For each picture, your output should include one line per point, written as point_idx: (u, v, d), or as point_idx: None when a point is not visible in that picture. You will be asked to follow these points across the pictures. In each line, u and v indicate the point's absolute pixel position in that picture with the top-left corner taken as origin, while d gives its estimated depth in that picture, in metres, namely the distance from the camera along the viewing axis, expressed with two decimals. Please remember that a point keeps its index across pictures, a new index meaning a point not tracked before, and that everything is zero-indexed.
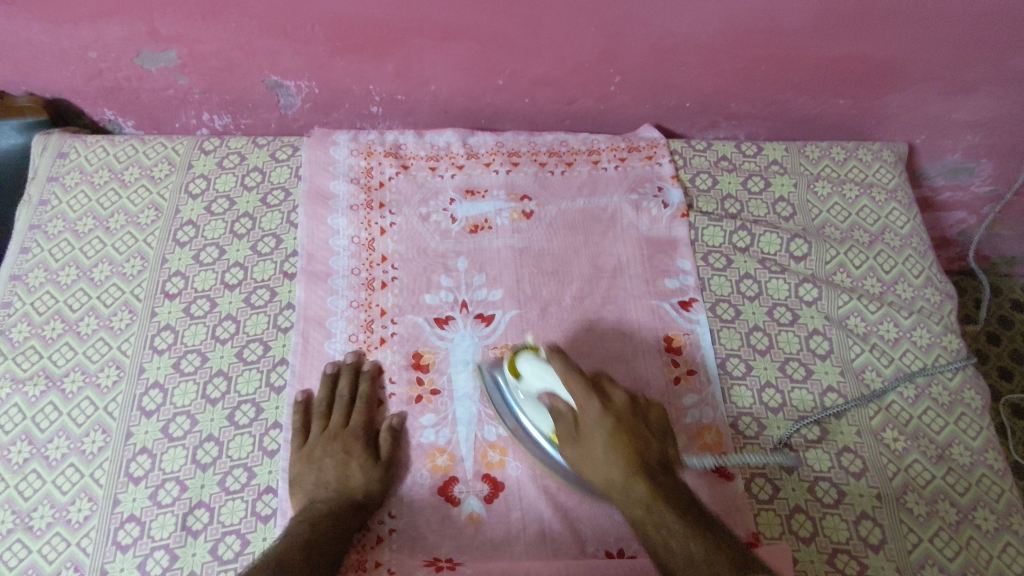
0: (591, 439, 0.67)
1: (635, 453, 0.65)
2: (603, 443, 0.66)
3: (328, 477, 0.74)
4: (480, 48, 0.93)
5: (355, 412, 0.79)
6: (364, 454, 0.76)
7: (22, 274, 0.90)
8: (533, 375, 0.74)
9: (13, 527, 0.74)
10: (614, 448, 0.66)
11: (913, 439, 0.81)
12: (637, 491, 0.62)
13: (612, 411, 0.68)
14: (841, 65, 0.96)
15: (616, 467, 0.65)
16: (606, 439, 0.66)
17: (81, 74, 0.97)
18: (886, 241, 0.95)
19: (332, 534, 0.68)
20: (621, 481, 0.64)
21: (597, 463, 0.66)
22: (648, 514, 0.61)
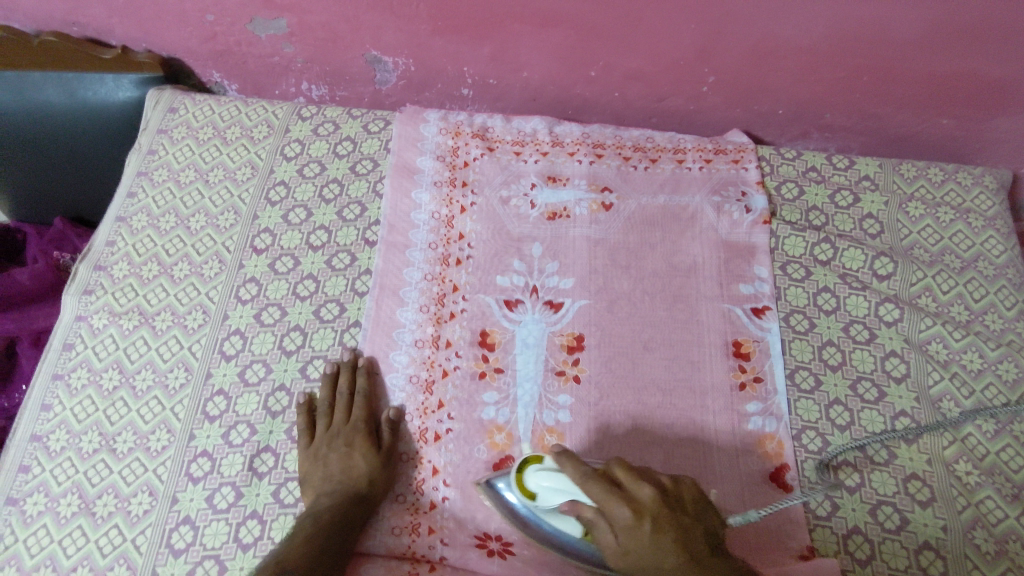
0: (634, 547, 0.59)
1: (681, 545, 0.59)
2: (650, 541, 0.59)
3: (333, 471, 0.75)
4: (577, 38, 0.94)
5: (356, 406, 0.80)
6: (365, 447, 0.77)
7: (127, 217, 0.96)
8: (548, 491, 0.65)
9: (99, 447, 0.80)
10: (660, 550, 0.59)
11: (988, 474, 0.78)
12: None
13: (646, 520, 0.59)
14: (949, 82, 0.92)
15: (672, 557, 0.59)
16: (649, 546, 0.59)
17: (197, 35, 1.03)
18: (978, 269, 0.91)
19: (334, 528, 0.70)
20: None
21: (640, 562, 0.59)
22: None
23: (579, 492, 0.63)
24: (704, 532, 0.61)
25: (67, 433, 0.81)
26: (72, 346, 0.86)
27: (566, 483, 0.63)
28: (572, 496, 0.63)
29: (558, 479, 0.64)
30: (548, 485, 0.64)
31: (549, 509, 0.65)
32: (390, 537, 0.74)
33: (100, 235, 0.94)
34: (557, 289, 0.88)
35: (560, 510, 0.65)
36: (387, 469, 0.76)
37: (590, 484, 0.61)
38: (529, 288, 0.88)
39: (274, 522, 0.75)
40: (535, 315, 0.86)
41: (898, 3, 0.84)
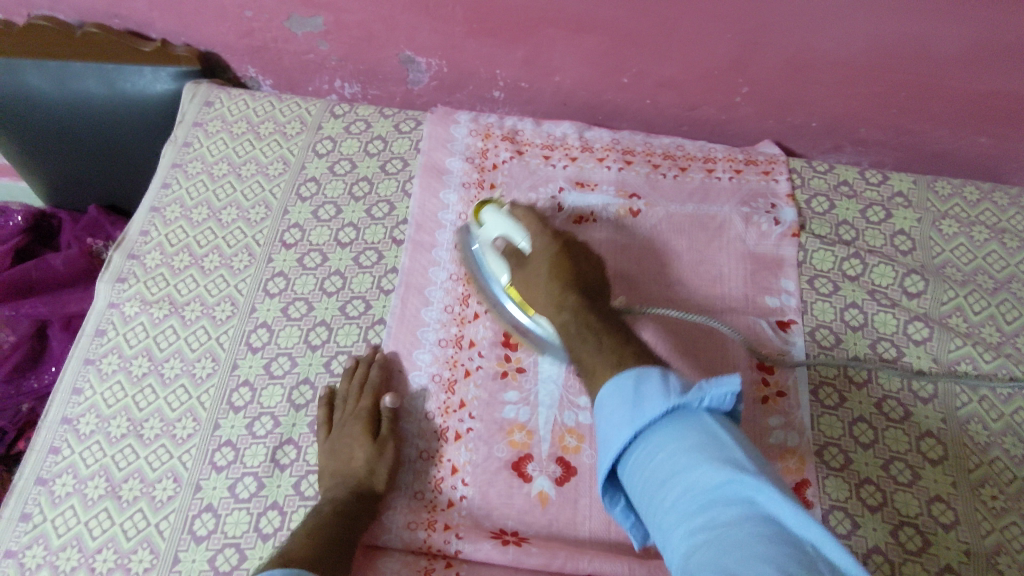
0: (535, 282, 0.77)
1: (569, 266, 0.75)
2: (545, 263, 0.76)
3: (340, 464, 0.76)
4: (611, 44, 0.94)
5: (363, 396, 0.80)
6: (366, 436, 0.77)
7: (161, 207, 0.97)
8: (491, 222, 0.82)
9: (126, 432, 0.81)
10: (554, 260, 0.76)
11: (1015, 499, 0.77)
12: (568, 301, 0.71)
13: (557, 242, 0.77)
14: (989, 100, 0.91)
15: (552, 285, 0.74)
16: (549, 262, 0.76)
17: (235, 31, 1.04)
18: (1013, 290, 0.89)
19: (338, 519, 0.70)
20: (556, 292, 0.73)
21: (540, 281, 0.76)
22: (574, 321, 0.69)
23: (513, 227, 0.80)
24: (593, 279, 0.76)
25: (96, 417, 0.83)
26: (104, 332, 0.88)
27: (510, 220, 0.80)
28: (506, 232, 0.81)
29: (501, 220, 0.81)
30: (498, 216, 0.81)
31: (489, 238, 0.82)
32: (406, 533, 0.74)
33: (134, 225, 0.96)
34: None
35: (495, 243, 0.82)
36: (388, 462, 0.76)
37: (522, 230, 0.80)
38: None
39: (294, 514, 0.76)
40: None
41: (941, 19, 0.83)
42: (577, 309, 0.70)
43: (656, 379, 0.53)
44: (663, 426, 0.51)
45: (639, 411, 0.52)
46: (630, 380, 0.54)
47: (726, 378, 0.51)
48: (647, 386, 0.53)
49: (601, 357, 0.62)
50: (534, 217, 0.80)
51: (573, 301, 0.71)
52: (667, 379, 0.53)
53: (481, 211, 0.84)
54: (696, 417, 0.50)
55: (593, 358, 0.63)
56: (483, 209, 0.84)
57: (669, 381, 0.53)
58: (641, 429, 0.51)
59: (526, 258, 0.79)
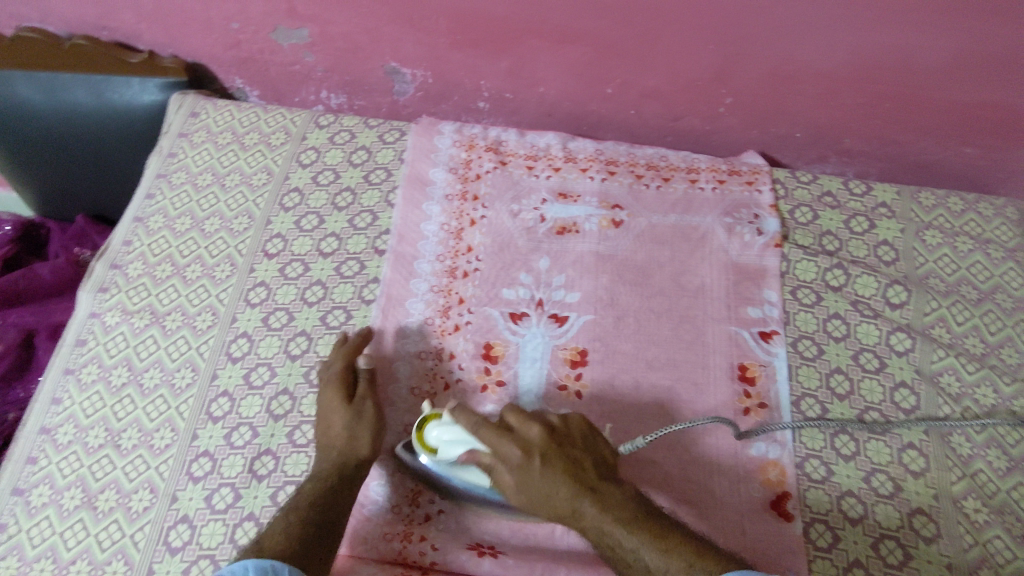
0: (529, 483, 0.70)
1: (568, 469, 0.70)
2: (539, 469, 0.70)
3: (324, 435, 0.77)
4: (594, 55, 0.94)
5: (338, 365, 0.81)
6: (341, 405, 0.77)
7: (145, 217, 0.98)
8: (447, 439, 0.72)
9: (104, 442, 0.81)
10: (549, 470, 0.70)
11: (997, 512, 0.76)
12: (586, 508, 0.69)
13: (535, 454, 0.70)
14: (974, 111, 0.91)
15: (563, 491, 0.69)
16: (541, 475, 0.70)
17: (222, 42, 1.05)
18: (996, 301, 0.89)
19: (319, 497, 0.72)
20: (566, 505, 0.69)
21: (541, 492, 0.70)
22: (607, 538, 0.68)
23: (473, 440, 0.72)
24: (595, 466, 0.72)
25: (74, 427, 0.82)
26: (84, 341, 0.88)
27: (466, 432, 0.72)
28: (466, 444, 0.72)
29: (455, 432, 0.72)
30: (453, 432, 0.72)
31: (447, 460, 0.73)
32: (383, 544, 0.74)
33: (118, 234, 0.96)
34: (562, 302, 0.88)
35: (458, 459, 0.73)
36: (368, 423, 0.76)
37: (483, 430, 0.71)
38: (534, 302, 0.88)
39: None
40: (540, 329, 0.86)
41: (924, 31, 0.83)
42: (601, 515, 0.68)
43: None
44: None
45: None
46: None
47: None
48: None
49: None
50: (488, 427, 0.72)
51: (596, 508, 0.69)
52: None
53: (427, 431, 0.74)
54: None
55: None
56: (430, 429, 0.74)
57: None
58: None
59: (506, 468, 0.70)
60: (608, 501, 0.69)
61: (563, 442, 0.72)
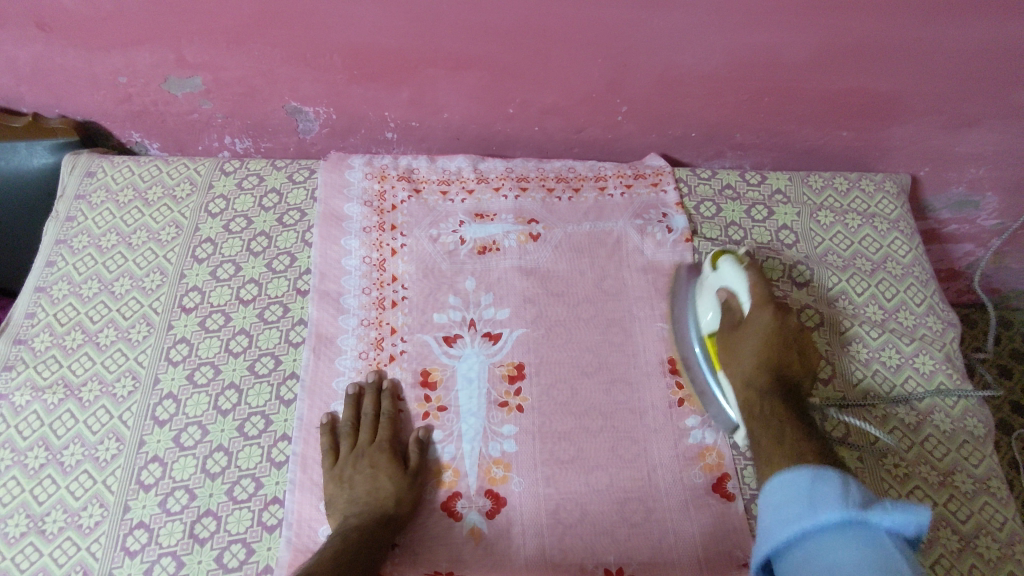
0: (747, 340, 0.78)
1: (774, 360, 0.77)
2: (757, 343, 0.77)
3: (362, 494, 0.75)
4: (491, 78, 0.97)
5: (382, 427, 0.80)
6: (392, 467, 0.77)
7: (46, 287, 0.93)
8: (726, 273, 0.81)
9: (26, 530, 0.76)
10: (760, 347, 0.77)
11: (915, 464, 0.82)
12: (760, 379, 0.76)
13: (780, 322, 0.78)
14: (843, 98, 0.99)
15: (751, 361, 0.77)
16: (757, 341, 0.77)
17: (112, 98, 1.02)
18: (888, 269, 0.96)
19: (363, 543, 0.69)
20: (750, 370, 0.77)
21: (743, 357, 0.78)
22: (760, 412, 0.73)
23: (743, 286, 0.80)
24: (795, 380, 0.77)
25: None
26: None
27: (741, 281, 0.80)
28: (736, 289, 0.80)
29: (734, 275, 0.81)
30: (733, 269, 0.81)
31: (716, 285, 0.83)
32: None
33: (18, 309, 0.92)
34: (493, 320, 0.89)
35: (720, 294, 0.82)
36: (385, 467, 0.77)
37: (755, 282, 0.80)
38: (465, 322, 0.89)
39: None
40: (474, 348, 0.87)
41: (787, 30, 0.89)
42: (766, 390, 0.75)
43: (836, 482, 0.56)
44: (840, 532, 0.52)
45: (815, 514, 0.54)
46: (806, 476, 0.58)
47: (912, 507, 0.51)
48: (825, 488, 0.55)
49: (782, 445, 0.67)
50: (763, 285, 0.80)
51: (766, 385, 0.75)
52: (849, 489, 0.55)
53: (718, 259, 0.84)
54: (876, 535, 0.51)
55: (768, 440, 0.69)
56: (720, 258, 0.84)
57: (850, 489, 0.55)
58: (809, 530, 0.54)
59: (742, 323, 0.79)
60: (784, 391, 0.75)
61: (786, 338, 0.78)
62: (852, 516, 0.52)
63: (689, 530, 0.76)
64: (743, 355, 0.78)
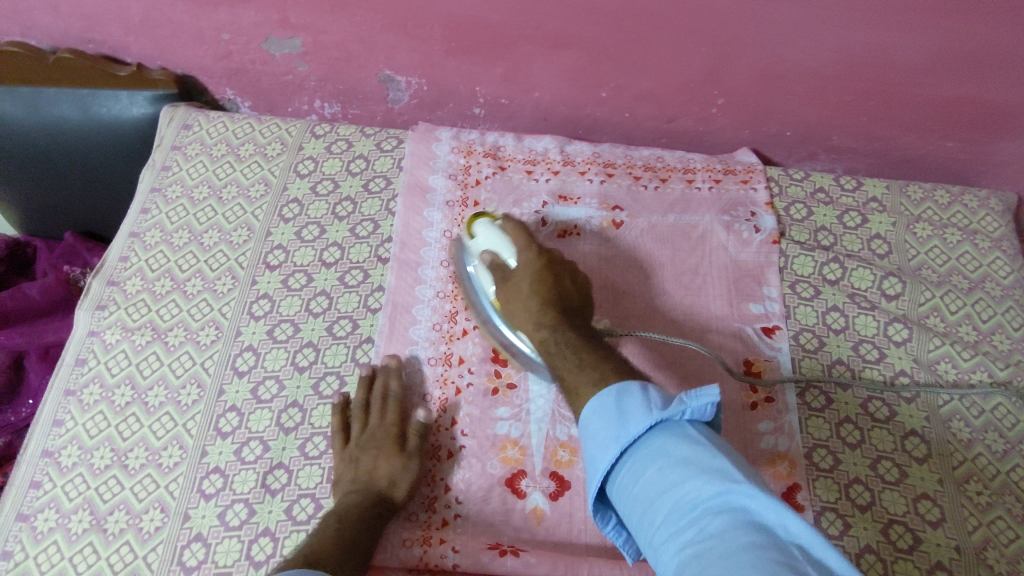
0: (518, 286, 0.76)
1: (549, 296, 0.73)
2: (528, 281, 0.75)
3: (360, 472, 0.75)
4: (588, 60, 0.95)
5: (389, 407, 0.80)
6: (394, 449, 0.77)
7: (141, 232, 0.96)
8: (483, 237, 0.80)
9: (111, 463, 0.80)
10: (536, 289, 0.74)
11: (999, 494, 0.78)
12: (546, 318, 0.71)
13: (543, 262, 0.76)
14: (955, 107, 0.94)
15: (535, 303, 0.73)
16: (532, 282, 0.74)
17: (212, 54, 1.03)
18: (986, 289, 0.92)
19: (362, 527, 0.70)
20: (535, 314, 0.72)
21: (521, 296, 0.75)
22: (553, 340, 0.69)
23: (502, 245, 0.79)
24: (575, 304, 0.75)
25: (78, 449, 0.81)
26: (84, 362, 0.86)
27: (501, 236, 0.79)
28: (495, 248, 0.79)
29: (492, 234, 0.80)
30: (490, 229, 0.80)
31: (479, 250, 0.81)
32: (402, 551, 0.73)
33: (114, 251, 0.95)
34: None
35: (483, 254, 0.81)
36: (392, 451, 0.77)
37: (517, 233, 0.79)
38: None
39: (287, 539, 0.74)
40: None
41: (904, 30, 0.85)
42: (555, 326, 0.70)
43: (637, 392, 0.55)
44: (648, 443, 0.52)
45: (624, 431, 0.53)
46: (610, 397, 0.56)
47: (705, 390, 0.52)
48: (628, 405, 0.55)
49: (584, 376, 0.63)
50: (523, 231, 0.79)
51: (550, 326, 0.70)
52: (647, 390, 0.56)
53: (473, 225, 0.83)
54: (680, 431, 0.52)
55: (575, 378, 0.63)
56: (476, 223, 0.83)
57: (649, 394, 0.55)
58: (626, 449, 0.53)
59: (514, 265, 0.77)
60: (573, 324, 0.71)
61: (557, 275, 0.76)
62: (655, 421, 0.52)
63: None
64: (518, 309, 0.75)
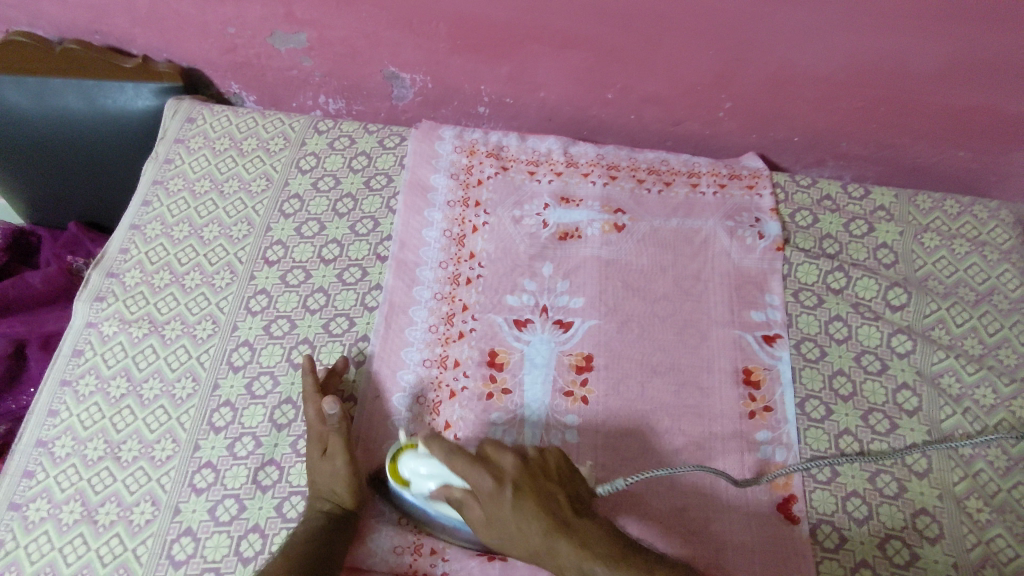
0: (497, 513, 0.65)
1: (542, 510, 0.64)
2: (509, 506, 0.64)
3: (308, 483, 0.75)
4: (594, 61, 0.94)
5: (313, 404, 0.77)
6: (320, 450, 0.75)
7: (141, 225, 0.96)
8: (424, 471, 0.69)
9: (103, 455, 0.80)
10: (518, 508, 0.64)
11: (999, 512, 0.77)
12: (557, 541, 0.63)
13: (505, 488, 0.65)
14: (969, 116, 0.93)
15: (536, 532, 0.64)
16: (513, 514, 0.64)
17: (218, 47, 1.03)
18: (993, 302, 0.90)
19: (311, 534, 0.70)
20: (540, 544, 0.64)
21: (508, 529, 0.65)
22: None
23: (448, 473, 0.68)
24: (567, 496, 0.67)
25: (72, 440, 0.81)
26: (81, 352, 0.86)
27: (442, 467, 0.68)
28: (442, 477, 0.68)
29: (431, 465, 0.69)
30: (424, 461, 0.70)
31: (422, 488, 0.70)
32: (392, 556, 0.73)
33: (114, 242, 0.95)
34: (567, 308, 0.87)
35: (431, 491, 0.69)
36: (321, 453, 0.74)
37: (455, 458, 0.67)
38: (539, 308, 0.87)
39: (276, 536, 0.74)
40: (545, 335, 0.85)
41: (917, 36, 0.84)
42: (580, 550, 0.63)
43: None
44: None
45: None
46: None
47: None
48: None
49: None
50: (462, 455, 0.67)
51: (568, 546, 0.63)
52: None
53: (398, 467, 0.72)
54: None
55: None
56: (401, 462, 0.71)
57: None
58: None
59: (473, 497, 0.66)
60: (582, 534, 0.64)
61: (533, 476, 0.67)
62: None
63: (750, 544, 0.73)
64: (509, 535, 0.65)
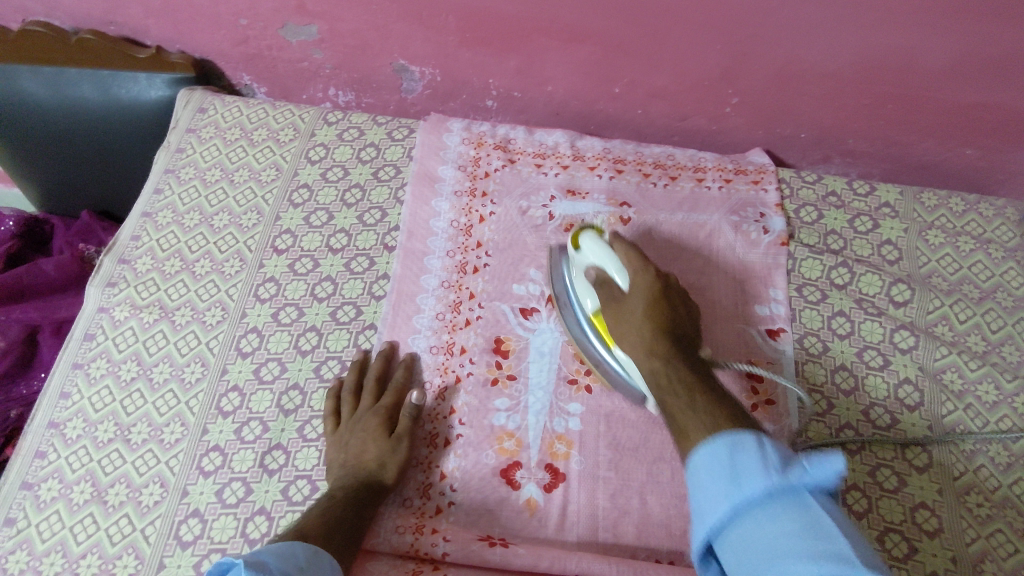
0: (633, 306, 0.74)
1: (667, 324, 0.71)
2: (643, 305, 0.73)
3: (350, 457, 0.76)
4: (602, 54, 0.95)
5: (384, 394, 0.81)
6: (381, 432, 0.78)
7: (153, 212, 0.98)
8: (589, 247, 0.80)
9: (114, 437, 0.81)
10: (651, 310, 0.73)
11: (999, 507, 0.77)
12: (657, 345, 0.69)
13: (657, 288, 0.75)
14: (975, 113, 0.93)
15: (649, 329, 0.71)
16: (644, 306, 0.73)
17: (230, 39, 1.05)
18: (997, 299, 0.90)
19: (349, 505, 0.71)
20: (646, 339, 0.70)
21: (631, 324, 0.73)
22: (666, 369, 0.66)
23: (611, 258, 0.78)
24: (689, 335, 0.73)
25: (83, 422, 0.82)
26: (92, 337, 0.88)
27: (609, 253, 0.79)
28: (603, 262, 0.79)
29: (602, 248, 0.79)
30: (598, 243, 0.80)
31: (584, 264, 0.81)
32: (394, 536, 0.73)
33: (126, 230, 0.96)
34: None
35: (590, 266, 0.80)
36: (376, 436, 0.77)
37: (629, 253, 0.78)
38: (544, 298, 0.88)
39: (282, 518, 0.75)
40: (549, 324, 0.86)
41: (924, 32, 0.84)
42: (667, 358, 0.67)
43: (754, 450, 0.51)
44: (764, 506, 0.48)
45: (737, 489, 0.49)
46: (723, 450, 0.52)
47: (831, 457, 0.48)
48: (744, 462, 0.50)
49: (691, 409, 0.60)
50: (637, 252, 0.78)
51: (663, 353, 0.68)
52: (766, 448, 0.51)
53: (579, 237, 0.83)
54: (800, 497, 0.48)
55: (684, 415, 0.60)
56: (582, 236, 0.83)
57: (765, 451, 0.50)
58: (731, 511, 0.49)
59: (623, 295, 0.76)
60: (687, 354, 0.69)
61: (675, 312, 0.74)
62: (773, 484, 0.48)
63: None
64: (632, 321, 0.73)
